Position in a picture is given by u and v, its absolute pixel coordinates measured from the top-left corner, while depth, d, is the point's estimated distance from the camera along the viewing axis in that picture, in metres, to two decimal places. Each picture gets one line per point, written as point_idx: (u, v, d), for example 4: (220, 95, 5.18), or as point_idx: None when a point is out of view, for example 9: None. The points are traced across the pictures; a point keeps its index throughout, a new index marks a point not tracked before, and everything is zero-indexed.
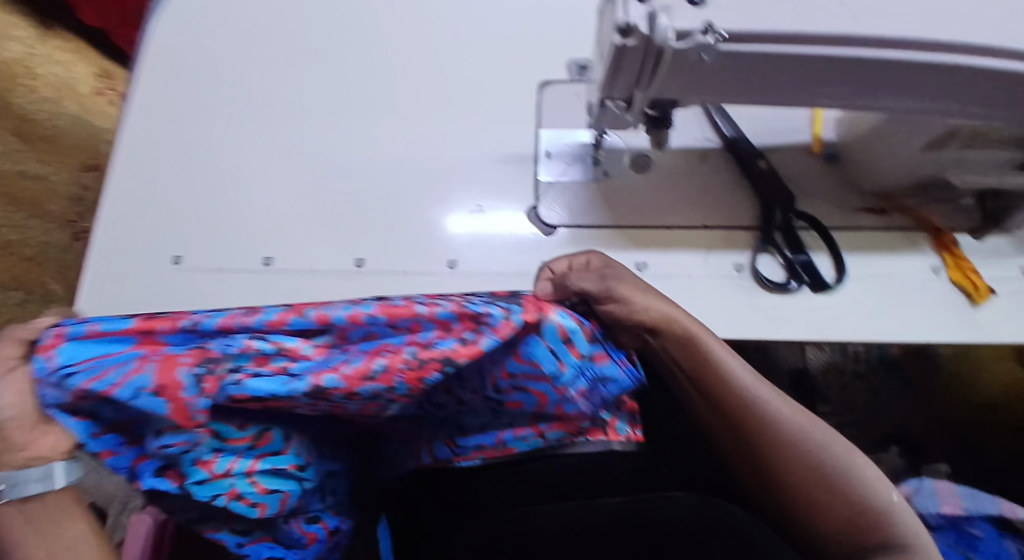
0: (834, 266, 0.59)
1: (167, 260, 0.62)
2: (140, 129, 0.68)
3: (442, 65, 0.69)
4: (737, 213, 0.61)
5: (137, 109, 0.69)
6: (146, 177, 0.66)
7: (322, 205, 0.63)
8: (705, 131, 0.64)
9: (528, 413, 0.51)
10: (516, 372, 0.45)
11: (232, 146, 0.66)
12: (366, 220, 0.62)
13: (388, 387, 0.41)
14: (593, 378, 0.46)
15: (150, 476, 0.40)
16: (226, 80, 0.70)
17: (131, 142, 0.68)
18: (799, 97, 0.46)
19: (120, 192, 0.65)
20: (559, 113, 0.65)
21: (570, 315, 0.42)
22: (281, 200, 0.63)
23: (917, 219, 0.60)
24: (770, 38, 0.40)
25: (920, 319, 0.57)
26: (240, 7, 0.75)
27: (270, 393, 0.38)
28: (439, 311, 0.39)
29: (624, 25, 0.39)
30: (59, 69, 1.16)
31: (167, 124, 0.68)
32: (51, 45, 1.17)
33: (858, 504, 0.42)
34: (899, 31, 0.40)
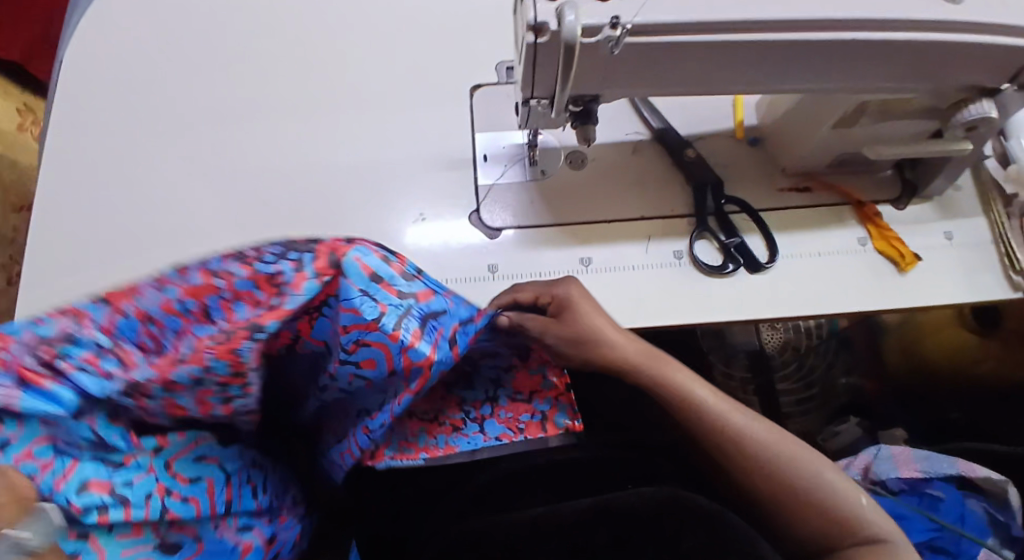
0: (767, 246, 0.61)
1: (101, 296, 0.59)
2: (60, 163, 0.65)
3: (371, 74, 0.69)
4: (671, 201, 0.62)
5: (55, 143, 0.66)
6: (71, 213, 0.63)
7: (260, 226, 0.62)
8: (635, 124, 0.65)
9: (384, 374, 0.45)
10: (345, 326, 0.41)
11: (161, 172, 0.64)
12: (306, 237, 0.61)
13: (205, 368, 0.37)
14: (423, 317, 0.43)
15: (73, 492, 0.34)
16: (147, 105, 0.68)
17: (52, 178, 0.65)
18: (715, 83, 0.47)
19: (45, 231, 0.62)
20: (493, 116, 0.66)
21: (374, 252, 0.41)
22: (217, 225, 0.62)
23: (841, 194, 0.64)
24: (676, 28, 0.41)
25: (854, 291, 0.60)
26: (155, 27, 0.73)
27: (87, 394, 0.35)
28: (235, 277, 0.38)
29: (536, 23, 0.41)
30: None
31: (89, 157, 0.66)
32: None
33: (807, 504, 0.47)
34: (798, 14, 0.42)
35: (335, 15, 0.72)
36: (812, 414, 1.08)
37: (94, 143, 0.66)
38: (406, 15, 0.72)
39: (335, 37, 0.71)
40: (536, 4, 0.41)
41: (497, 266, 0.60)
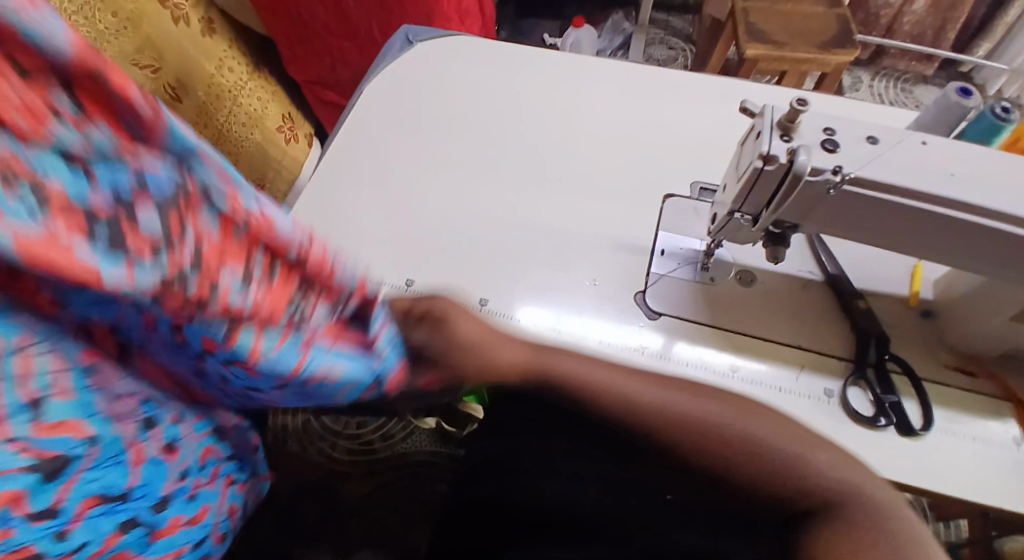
0: (922, 414, 0.61)
1: None
2: (336, 153, 0.81)
3: (585, 160, 0.81)
4: (830, 342, 0.65)
5: (338, 138, 0.83)
6: (332, 192, 0.78)
7: (465, 249, 0.73)
8: (808, 263, 0.70)
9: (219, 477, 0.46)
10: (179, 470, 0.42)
11: (402, 188, 0.78)
12: (496, 268, 0.71)
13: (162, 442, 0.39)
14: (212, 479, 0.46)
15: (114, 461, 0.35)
16: (410, 132, 0.84)
17: (327, 163, 0.81)
18: (909, 244, 0.53)
19: (310, 199, 0.77)
20: (679, 222, 0.75)
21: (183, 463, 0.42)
22: (432, 237, 0.74)
23: (1004, 388, 0.63)
24: (892, 188, 0.48)
25: (1007, 486, 0.58)
26: (432, 79, 0.91)
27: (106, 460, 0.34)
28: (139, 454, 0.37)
29: (768, 154, 0.49)
30: (256, 104, 1.32)
31: (359, 155, 0.81)
32: (258, 85, 1.34)
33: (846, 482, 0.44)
34: (1004, 206, 0.47)
35: (570, 107, 0.87)
36: None
37: (362, 155, 0.82)
38: (628, 123, 0.84)
39: (564, 125, 0.85)
40: (771, 141, 0.50)
41: (649, 346, 0.66)
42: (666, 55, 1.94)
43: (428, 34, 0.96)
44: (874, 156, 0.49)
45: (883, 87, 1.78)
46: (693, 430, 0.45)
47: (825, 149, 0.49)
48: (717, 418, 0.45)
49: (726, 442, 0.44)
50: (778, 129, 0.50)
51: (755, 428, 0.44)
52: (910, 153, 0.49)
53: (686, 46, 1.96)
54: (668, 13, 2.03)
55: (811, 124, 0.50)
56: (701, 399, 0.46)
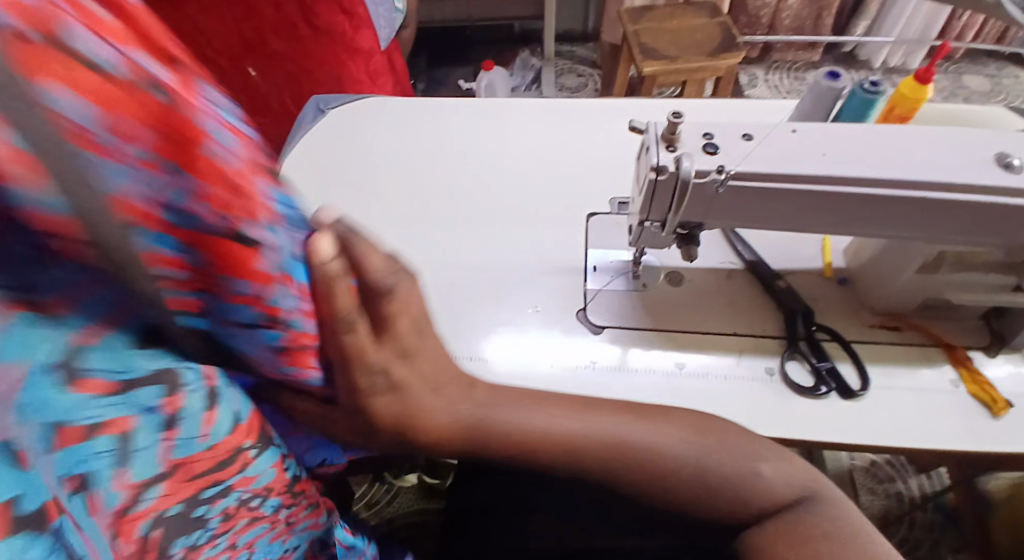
0: (856, 374, 0.65)
1: None
2: None
3: (508, 193, 0.84)
4: (762, 323, 0.69)
5: None
6: None
7: None
8: (728, 255, 0.75)
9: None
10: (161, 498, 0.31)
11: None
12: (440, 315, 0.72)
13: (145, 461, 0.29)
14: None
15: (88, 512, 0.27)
16: (338, 195, 0.86)
17: None
18: (804, 222, 0.57)
19: None
20: (605, 237, 0.78)
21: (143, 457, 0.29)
22: None
23: (929, 335, 0.68)
24: (771, 176, 0.52)
25: (946, 426, 0.62)
26: (349, 142, 0.92)
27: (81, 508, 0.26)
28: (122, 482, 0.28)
29: (658, 165, 0.53)
30: None
31: None
32: None
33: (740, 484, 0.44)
34: (875, 175, 0.52)
35: (486, 146, 0.90)
36: None
37: None
38: (543, 153, 0.88)
39: (484, 166, 0.88)
40: (659, 153, 0.54)
41: (597, 361, 0.68)
42: (577, 83, 2.04)
43: (339, 101, 0.98)
44: (751, 150, 0.53)
45: (778, 79, 1.92)
46: (637, 460, 0.44)
47: (706, 152, 0.53)
48: (654, 444, 0.45)
49: (679, 472, 0.44)
50: (662, 141, 0.55)
51: (693, 450, 0.45)
52: (782, 142, 0.55)
53: (593, 71, 2.07)
54: (570, 44, 2.15)
55: (691, 133, 0.55)
56: (626, 430, 0.45)
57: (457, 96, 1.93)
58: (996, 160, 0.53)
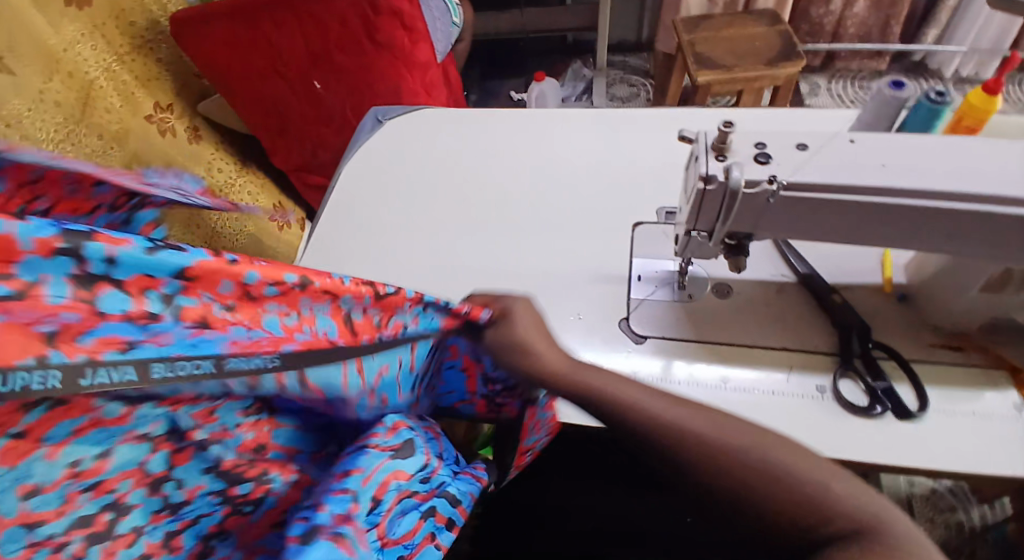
0: (916, 394, 0.62)
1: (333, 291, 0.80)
2: (326, 229, 0.87)
3: (555, 200, 0.85)
4: (814, 338, 0.67)
5: (326, 217, 0.88)
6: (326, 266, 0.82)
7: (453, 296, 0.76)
8: (780, 267, 0.73)
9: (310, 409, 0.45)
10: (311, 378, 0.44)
11: (384, 257, 0.82)
12: None
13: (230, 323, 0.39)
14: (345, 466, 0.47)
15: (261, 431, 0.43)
16: (392, 200, 0.89)
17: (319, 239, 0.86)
18: (858, 235, 0.56)
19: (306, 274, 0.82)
20: (651, 247, 0.78)
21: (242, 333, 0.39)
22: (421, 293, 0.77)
23: (995, 358, 0.64)
24: (824, 187, 0.51)
25: (1012, 454, 0.58)
26: (404, 150, 0.96)
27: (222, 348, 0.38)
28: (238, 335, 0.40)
29: (707, 174, 0.53)
30: (250, 198, 1.35)
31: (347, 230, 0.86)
32: (247, 179, 1.38)
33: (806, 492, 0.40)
34: (936, 187, 0.50)
35: (534, 153, 0.91)
36: None
37: (347, 233, 0.86)
38: (592, 163, 0.89)
39: (533, 174, 0.89)
40: (708, 163, 0.54)
41: (639, 371, 0.68)
42: (629, 93, 2.03)
43: (396, 111, 1.02)
44: (803, 161, 0.52)
45: (841, 88, 1.85)
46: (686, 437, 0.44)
47: (756, 162, 0.53)
48: (712, 436, 0.44)
49: (734, 468, 0.42)
50: (711, 151, 0.54)
51: (753, 443, 0.43)
52: (837, 153, 0.53)
53: (646, 81, 2.06)
54: (623, 54, 2.14)
55: (743, 143, 0.54)
56: (689, 418, 0.45)
57: (510, 105, 1.97)
58: None
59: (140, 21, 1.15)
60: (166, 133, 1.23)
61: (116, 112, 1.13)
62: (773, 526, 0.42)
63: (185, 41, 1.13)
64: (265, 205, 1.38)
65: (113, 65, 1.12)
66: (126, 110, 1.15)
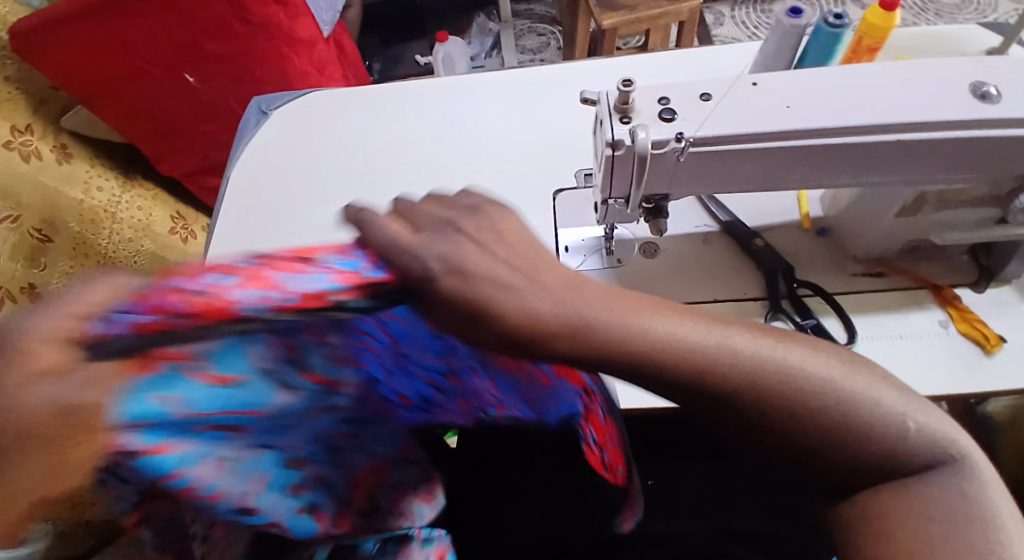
0: (844, 327, 0.63)
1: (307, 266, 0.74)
2: (222, 244, 0.78)
3: (470, 178, 0.80)
4: (743, 285, 0.66)
5: (220, 231, 0.79)
6: None
7: None
8: (703, 218, 0.71)
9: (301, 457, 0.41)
10: None
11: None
12: None
13: None
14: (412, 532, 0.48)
15: None
16: (293, 200, 0.81)
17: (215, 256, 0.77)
18: (776, 181, 0.54)
19: None
20: (574, 214, 0.74)
21: None
22: None
23: (916, 279, 0.65)
24: (734, 138, 0.49)
25: (942, 370, 0.60)
26: (298, 142, 0.87)
27: None
28: None
29: (612, 140, 0.49)
30: (140, 213, 1.24)
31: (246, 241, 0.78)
32: (133, 192, 1.25)
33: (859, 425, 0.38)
34: (845, 123, 0.49)
35: (441, 129, 0.85)
36: None
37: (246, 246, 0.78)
38: (501, 131, 0.83)
39: (441, 152, 0.83)
40: (613, 127, 0.50)
41: None
42: (539, 43, 1.96)
43: (282, 100, 0.92)
44: (711, 112, 0.50)
45: (744, 13, 1.84)
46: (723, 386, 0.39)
47: (662, 120, 0.49)
48: (757, 351, 0.39)
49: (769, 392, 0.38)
50: (615, 113, 0.50)
51: (799, 359, 0.39)
52: (744, 99, 0.50)
53: (553, 28, 1.98)
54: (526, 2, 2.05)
55: (645, 100, 0.51)
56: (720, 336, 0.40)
57: (416, 72, 1.86)
58: (971, 91, 0.50)
59: None
60: (30, 158, 1.07)
61: None
62: (795, 453, 0.39)
63: (25, 54, 0.98)
64: (160, 217, 1.27)
65: None
66: None
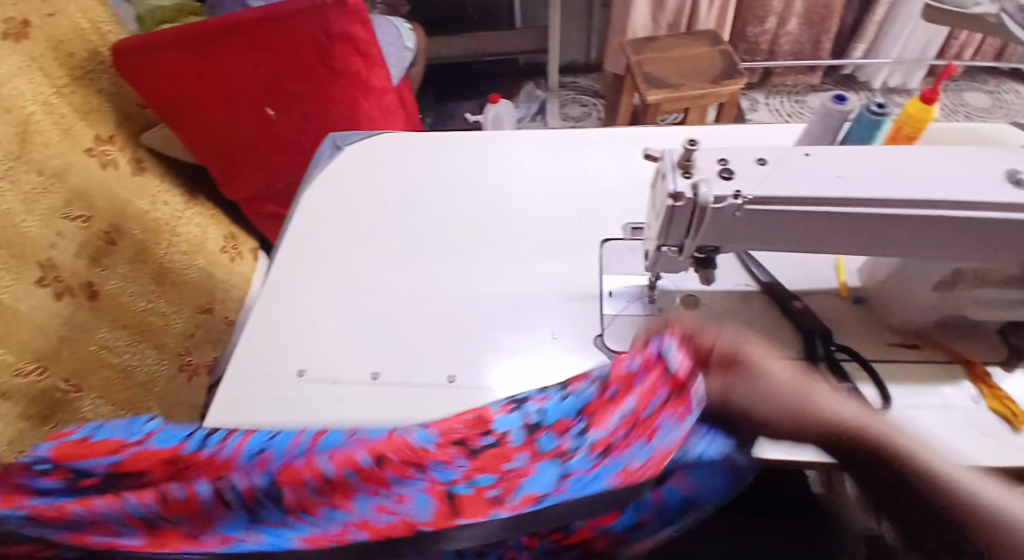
0: (879, 393, 0.65)
1: (629, 230, 0.82)
2: (286, 259, 0.84)
3: (520, 221, 0.86)
4: (781, 344, 0.69)
5: (286, 247, 0.86)
6: (289, 293, 0.80)
7: (520, 329, 0.73)
8: (743, 278, 0.75)
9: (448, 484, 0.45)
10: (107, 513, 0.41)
11: (356, 289, 0.80)
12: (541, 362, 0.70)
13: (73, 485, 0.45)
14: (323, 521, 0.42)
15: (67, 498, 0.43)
16: (356, 227, 0.88)
17: (276, 270, 0.83)
18: (820, 244, 0.58)
19: (266, 302, 0.79)
20: (620, 262, 0.79)
21: None
22: (393, 312, 0.76)
23: (951, 354, 0.67)
24: (784, 200, 0.53)
25: (967, 445, 0.61)
26: (366, 176, 0.95)
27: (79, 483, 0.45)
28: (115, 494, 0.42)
29: (674, 192, 0.55)
30: (196, 229, 1.32)
31: (306, 258, 0.84)
32: (194, 210, 1.34)
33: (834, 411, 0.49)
34: (891, 195, 0.53)
35: (499, 175, 0.92)
36: None
37: (306, 263, 0.83)
38: (554, 182, 0.90)
39: (499, 197, 0.89)
40: (676, 180, 0.55)
41: None
42: (581, 112, 2.08)
43: (354, 136, 1.01)
44: (764, 176, 0.55)
45: (779, 102, 1.94)
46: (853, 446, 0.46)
47: (720, 178, 0.55)
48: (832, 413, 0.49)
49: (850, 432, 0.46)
50: (677, 168, 0.56)
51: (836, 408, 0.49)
52: (796, 168, 0.55)
53: (596, 101, 2.11)
54: (573, 75, 2.19)
55: (705, 159, 0.56)
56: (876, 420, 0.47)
57: (465, 127, 1.98)
58: (1007, 178, 0.54)
59: (79, 52, 1.11)
60: (108, 165, 1.17)
61: (54, 148, 1.05)
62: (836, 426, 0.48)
63: (128, 72, 1.08)
64: (213, 236, 1.35)
65: (51, 98, 1.06)
66: (66, 146, 1.08)
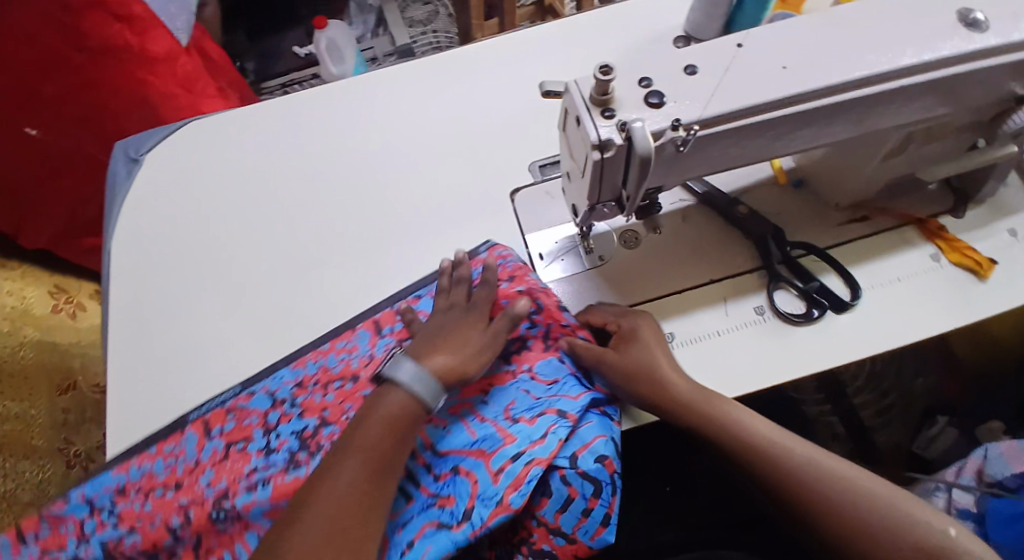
0: (845, 283, 0.60)
1: (535, 170, 0.71)
2: (129, 333, 0.67)
3: (409, 197, 0.72)
4: (735, 260, 0.62)
5: (124, 316, 0.68)
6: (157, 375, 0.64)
7: None
8: (677, 193, 0.66)
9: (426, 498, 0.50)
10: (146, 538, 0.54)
11: (249, 346, 0.65)
12: None
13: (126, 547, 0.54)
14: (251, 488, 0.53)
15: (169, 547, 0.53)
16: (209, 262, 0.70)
17: (122, 351, 0.66)
18: (771, 153, 0.49)
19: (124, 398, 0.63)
20: (537, 215, 0.67)
21: None
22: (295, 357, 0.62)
23: (899, 216, 0.63)
24: (731, 117, 0.43)
25: (937, 309, 0.59)
26: (197, 192, 0.75)
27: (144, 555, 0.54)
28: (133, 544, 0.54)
29: (600, 141, 0.42)
30: (11, 299, 1.05)
31: (159, 325, 0.67)
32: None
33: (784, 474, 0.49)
34: (843, 77, 0.43)
35: (366, 148, 0.76)
36: (898, 424, 1.09)
37: (163, 330, 0.67)
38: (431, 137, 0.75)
39: (373, 174, 0.74)
40: (597, 124, 0.42)
41: None
42: (427, 13, 1.78)
43: (152, 139, 0.79)
44: (701, 90, 0.43)
45: None
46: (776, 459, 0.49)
47: (651, 107, 0.43)
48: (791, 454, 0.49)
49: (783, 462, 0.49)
50: (595, 106, 0.43)
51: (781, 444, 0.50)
52: (732, 67, 0.44)
53: None
54: None
55: (623, 85, 0.44)
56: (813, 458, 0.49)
57: (299, 65, 1.67)
58: (960, 21, 0.46)
59: None
60: None
61: None
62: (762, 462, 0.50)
63: None
64: (35, 298, 1.08)
65: None
66: None
